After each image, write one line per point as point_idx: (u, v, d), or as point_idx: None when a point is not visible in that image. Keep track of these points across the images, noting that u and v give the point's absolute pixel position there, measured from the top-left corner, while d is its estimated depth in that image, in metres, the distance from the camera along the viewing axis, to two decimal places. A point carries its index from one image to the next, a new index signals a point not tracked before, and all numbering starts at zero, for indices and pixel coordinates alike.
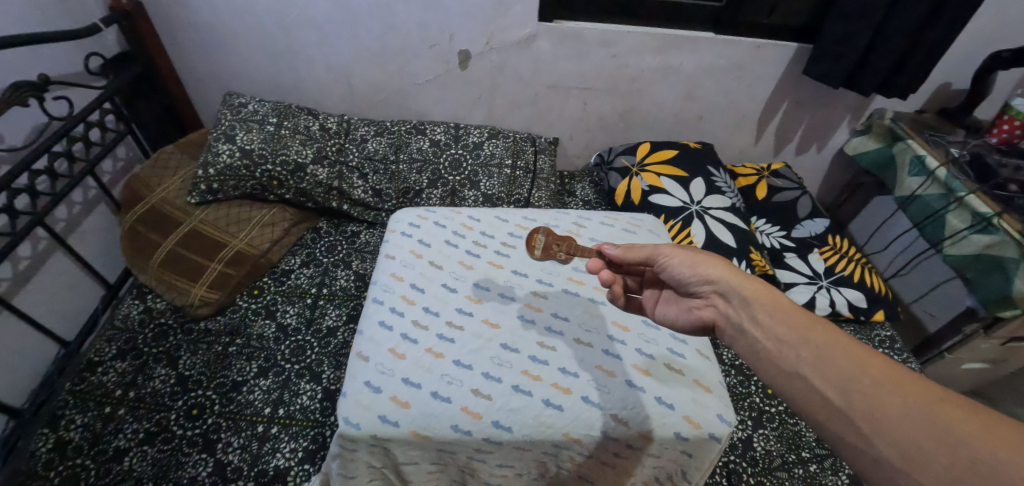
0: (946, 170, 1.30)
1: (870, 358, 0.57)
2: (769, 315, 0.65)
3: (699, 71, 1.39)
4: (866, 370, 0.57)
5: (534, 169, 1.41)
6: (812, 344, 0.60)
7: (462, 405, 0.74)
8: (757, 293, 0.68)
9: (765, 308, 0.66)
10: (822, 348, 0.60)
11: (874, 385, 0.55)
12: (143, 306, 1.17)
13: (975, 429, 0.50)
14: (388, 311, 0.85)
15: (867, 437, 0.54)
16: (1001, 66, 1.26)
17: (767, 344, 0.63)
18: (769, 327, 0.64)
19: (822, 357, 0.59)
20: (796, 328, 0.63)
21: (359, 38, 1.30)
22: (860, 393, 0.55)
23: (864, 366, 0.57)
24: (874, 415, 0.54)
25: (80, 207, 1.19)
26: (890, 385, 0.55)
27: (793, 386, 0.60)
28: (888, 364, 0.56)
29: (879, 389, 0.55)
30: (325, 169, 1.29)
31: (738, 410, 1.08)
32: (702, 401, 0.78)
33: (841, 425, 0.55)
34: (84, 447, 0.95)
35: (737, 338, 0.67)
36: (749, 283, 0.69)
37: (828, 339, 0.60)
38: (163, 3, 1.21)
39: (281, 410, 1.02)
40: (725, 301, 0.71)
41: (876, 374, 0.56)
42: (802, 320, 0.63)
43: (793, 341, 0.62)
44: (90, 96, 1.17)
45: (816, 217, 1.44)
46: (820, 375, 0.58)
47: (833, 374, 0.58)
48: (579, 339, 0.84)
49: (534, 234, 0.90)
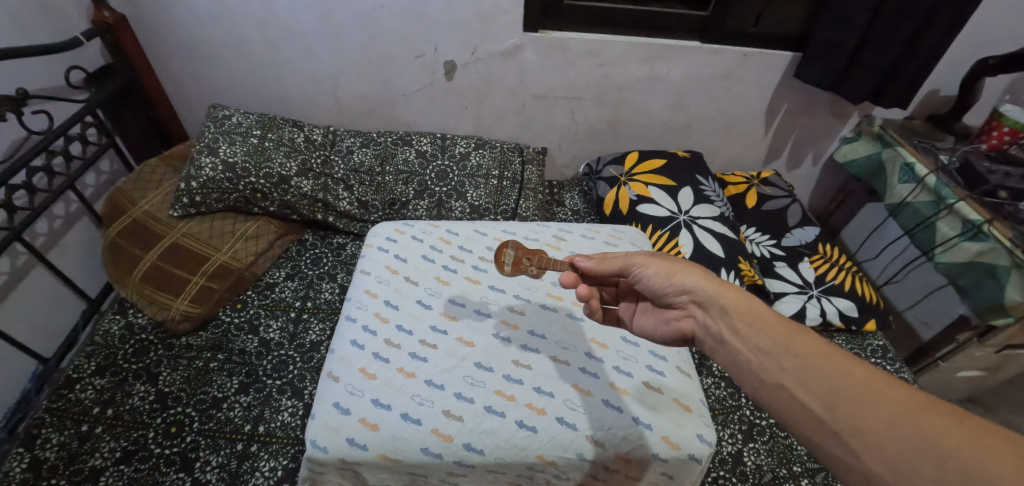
0: (935, 177, 1.29)
1: (852, 368, 0.56)
2: (747, 324, 0.65)
3: (687, 80, 1.39)
4: (849, 380, 0.56)
5: (521, 179, 1.40)
6: (794, 355, 0.60)
7: (433, 427, 0.73)
8: (733, 301, 0.68)
9: (744, 318, 0.66)
10: (803, 359, 0.59)
11: (858, 395, 0.54)
12: (124, 321, 1.14)
13: (963, 440, 0.49)
14: (361, 329, 0.83)
15: (854, 451, 0.52)
16: (989, 72, 1.26)
17: (748, 356, 0.63)
18: (750, 338, 0.64)
19: (804, 367, 0.58)
20: (777, 338, 0.62)
21: (344, 49, 1.29)
22: (844, 404, 0.54)
23: (847, 376, 0.56)
24: (859, 428, 0.53)
25: (61, 221, 1.18)
26: (874, 395, 0.54)
27: (776, 400, 0.59)
28: (870, 373, 0.55)
29: (863, 400, 0.54)
30: (309, 181, 1.27)
31: (728, 423, 1.06)
32: (682, 421, 0.77)
33: (827, 439, 0.54)
34: (58, 467, 0.92)
35: (717, 350, 0.68)
36: (725, 290, 0.69)
37: (810, 350, 0.60)
38: (147, 16, 1.21)
39: (261, 427, 1.00)
40: (703, 311, 0.71)
41: (859, 384, 0.55)
42: (783, 330, 0.62)
43: (774, 352, 0.61)
44: (71, 109, 1.16)
45: (807, 225, 1.43)
46: (803, 388, 0.57)
47: (816, 386, 0.57)
48: (556, 357, 0.83)
49: (503, 249, 0.87)
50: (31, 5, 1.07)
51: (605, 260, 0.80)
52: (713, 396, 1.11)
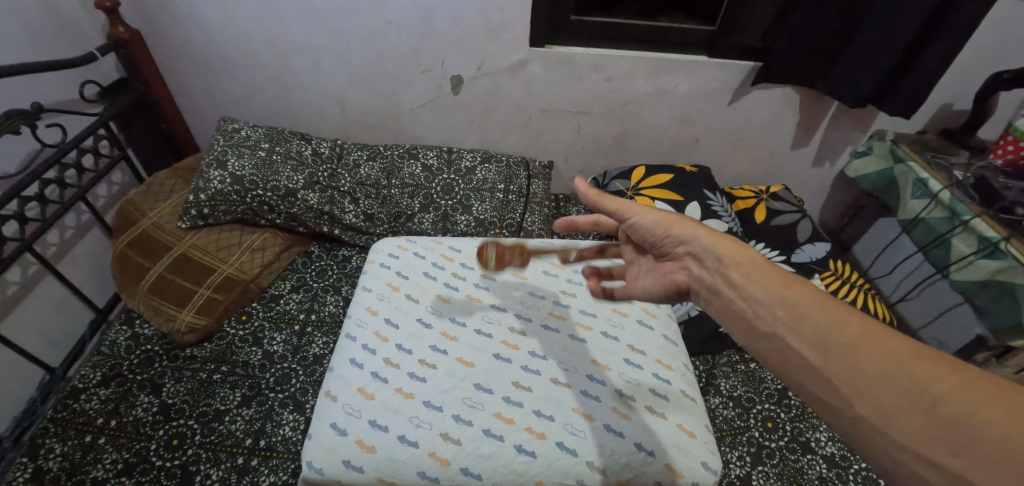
0: (949, 192, 1.26)
1: (847, 317, 0.57)
2: (744, 275, 0.66)
3: (694, 94, 1.38)
4: (844, 329, 0.56)
5: (527, 193, 1.39)
6: (791, 306, 0.60)
7: (430, 450, 0.72)
8: (733, 254, 0.69)
9: (741, 269, 0.67)
10: (800, 309, 0.60)
11: (851, 343, 0.54)
12: (130, 332, 1.14)
13: (953, 388, 0.49)
14: (360, 347, 0.83)
15: (845, 395, 0.53)
16: (1003, 86, 1.23)
17: (740, 306, 0.64)
18: (747, 288, 0.65)
19: (799, 317, 0.59)
20: (774, 288, 0.62)
21: (352, 64, 1.31)
22: (837, 351, 0.55)
23: (842, 325, 0.56)
24: (851, 374, 0.53)
25: (73, 231, 1.20)
26: (868, 342, 0.54)
27: (771, 348, 0.59)
28: (866, 324, 0.55)
29: (856, 348, 0.54)
30: (316, 194, 1.28)
31: (736, 445, 1.04)
32: (686, 448, 0.76)
33: (819, 384, 0.55)
34: (61, 477, 0.92)
35: (711, 300, 0.69)
36: (726, 244, 0.70)
37: (806, 300, 0.60)
38: (160, 32, 1.23)
39: (262, 441, 1.00)
40: (699, 263, 0.72)
41: (853, 333, 0.55)
42: (781, 282, 0.63)
43: (770, 304, 0.62)
44: (85, 123, 1.19)
45: (817, 241, 1.40)
46: (797, 335, 0.58)
47: (810, 334, 0.57)
48: (557, 379, 0.81)
49: (484, 248, 0.97)
50: (48, 21, 1.09)
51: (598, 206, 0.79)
52: (720, 416, 1.09)
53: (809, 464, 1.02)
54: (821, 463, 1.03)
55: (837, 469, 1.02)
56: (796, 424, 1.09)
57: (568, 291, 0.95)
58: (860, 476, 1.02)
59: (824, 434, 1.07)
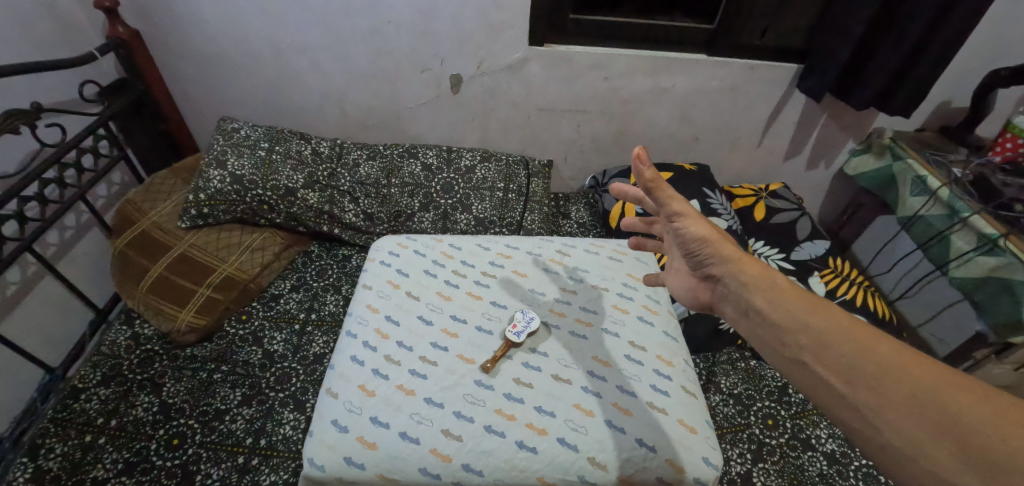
0: (948, 190, 1.27)
1: (873, 342, 0.55)
2: (769, 300, 0.64)
3: (692, 93, 1.38)
4: (870, 354, 0.55)
5: (526, 192, 1.40)
6: (815, 331, 0.59)
7: (431, 447, 0.72)
8: (755, 277, 0.67)
9: (764, 293, 0.65)
10: (823, 334, 0.58)
11: (877, 368, 0.53)
12: (130, 332, 1.14)
13: (984, 413, 0.47)
14: (361, 344, 0.83)
15: (871, 421, 0.52)
16: (1001, 83, 1.24)
17: (764, 333, 0.63)
18: (770, 315, 0.63)
19: (823, 343, 0.58)
20: (796, 313, 0.61)
21: (352, 64, 1.31)
22: (862, 377, 0.54)
23: (868, 350, 0.55)
24: (878, 400, 0.52)
25: (72, 231, 1.20)
26: (893, 367, 0.53)
27: (796, 373, 0.58)
28: (893, 347, 0.54)
29: (881, 372, 0.53)
30: (316, 193, 1.28)
31: (736, 442, 1.04)
32: (687, 443, 0.76)
33: (845, 410, 0.54)
34: (61, 477, 0.92)
35: (739, 320, 0.68)
36: (748, 266, 0.69)
37: (829, 324, 0.59)
38: (160, 31, 1.23)
39: (263, 440, 1.00)
40: (722, 283, 0.71)
41: (879, 358, 0.54)
42: (804, 305, 0.62)
43: (793, 328, 0.60)
44: (84, 123, 1.19)
45: (817, 238, 1.41)
46: (821, 362, 0.57)
47: (833, 359, 0.56)
48: (558, 375, 0.81)
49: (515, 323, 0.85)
50: (47, 21, 1.09)
51: (652, 194, 0.70)
52: (720, 414, 1.09)
53: (809, 461, 1.03)
54: (822, 460, 1.03)
55: (838, 466, 1.03)
56: (796, 422, 1.09)
57: (568, 288, 0.95)
58: (860, 473, 1.02)
59: (824, 431, 1.08)
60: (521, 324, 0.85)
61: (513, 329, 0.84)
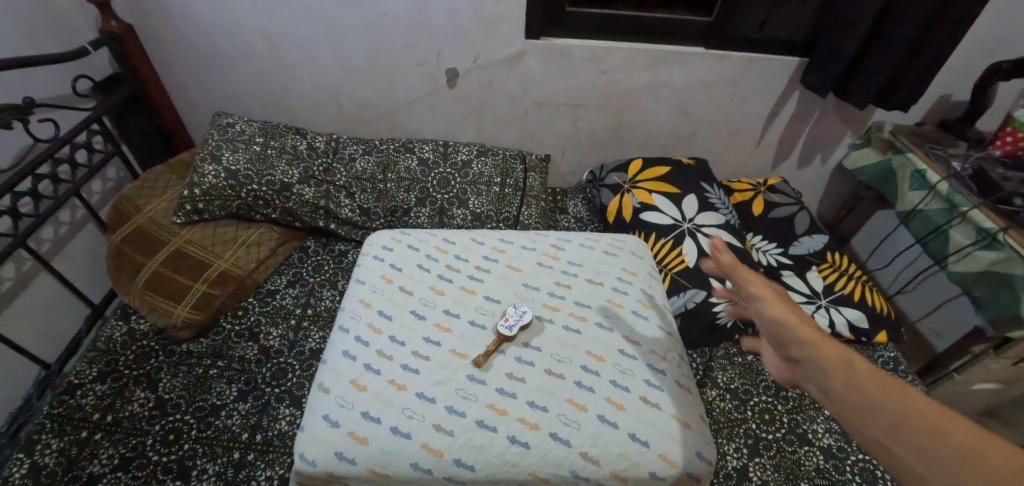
0: (947, 184, 1.26)
1: (954, 427, 0.50)
2: (843, 383, 0.57)
3: (690, 86, 1.37)
4: (950, 440, 0.49)
5: (524, 186, 1.39)
6: (890, 412, 0.53)
7: (422, 441, 0.72)
8: (831, 359, 0.59)
9: (843, 377, 0.57)
10: (899, 417, 0.52)
11: (966, 458, 0.47)
12: (126, 328, 1.14)
13: None
14: (353, 339, 0.83)
15: None
16: (1002, 76, 1.23)
17: (843, 420, 0.55)
18: (842, 397, 0.56)
19: (900, 427, 0.51)
20: (868, 393, 0.55)
21: (347, 58, 1.30)
22: (949, 468, 0.47)
23: (943, 435, 0.50)
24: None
25: (67, 227, 1.20)
26: (981, 456, 0.47)
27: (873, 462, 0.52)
28: (976, 433, 0.49)
29: (966, 460, 0.47)
30: (311, 188, 1.28)
31: (733, 437, 1.04)
32: (680, 438, 0.76)
33: None
34: (57, 473, 0.92)
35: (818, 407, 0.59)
36: (825, 347, 0.61)
37: (906, 408, 0.52)
38: (153, 25, 1.22)
39: (259, 436, 1.00)
40: (798, 366, 0.62)
41: (964, 445, 0.48)
42: (879, 384, 0.55)
43: (863, 409, 0.54)
44: (77, 118, 1.18)
45: (815, 233, 1.40)
46: (900, 448, 0.51)
47: (911, 445, 0.50)
48: (551, 370, 0.81)
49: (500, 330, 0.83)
50: (39, 15, 1.09)
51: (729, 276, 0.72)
52: (718, 409, 1.09)
53: (806, 455, 1.03)
54: (819, 455, 1.03)
55: (834, 461, 1.02)
56: (794, 416, 1.09)
57: (563, 282, 0.95)
58: (857, 467, 1.02)
59: (822, 426, 1.07)
60: (514, 318, 0.85)
61: (506, 323, 0.84)
